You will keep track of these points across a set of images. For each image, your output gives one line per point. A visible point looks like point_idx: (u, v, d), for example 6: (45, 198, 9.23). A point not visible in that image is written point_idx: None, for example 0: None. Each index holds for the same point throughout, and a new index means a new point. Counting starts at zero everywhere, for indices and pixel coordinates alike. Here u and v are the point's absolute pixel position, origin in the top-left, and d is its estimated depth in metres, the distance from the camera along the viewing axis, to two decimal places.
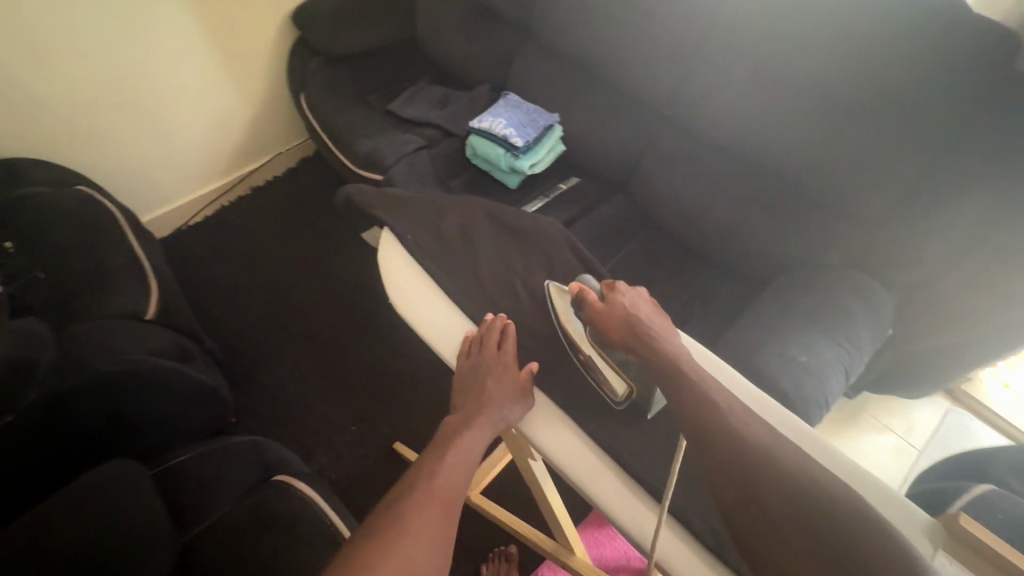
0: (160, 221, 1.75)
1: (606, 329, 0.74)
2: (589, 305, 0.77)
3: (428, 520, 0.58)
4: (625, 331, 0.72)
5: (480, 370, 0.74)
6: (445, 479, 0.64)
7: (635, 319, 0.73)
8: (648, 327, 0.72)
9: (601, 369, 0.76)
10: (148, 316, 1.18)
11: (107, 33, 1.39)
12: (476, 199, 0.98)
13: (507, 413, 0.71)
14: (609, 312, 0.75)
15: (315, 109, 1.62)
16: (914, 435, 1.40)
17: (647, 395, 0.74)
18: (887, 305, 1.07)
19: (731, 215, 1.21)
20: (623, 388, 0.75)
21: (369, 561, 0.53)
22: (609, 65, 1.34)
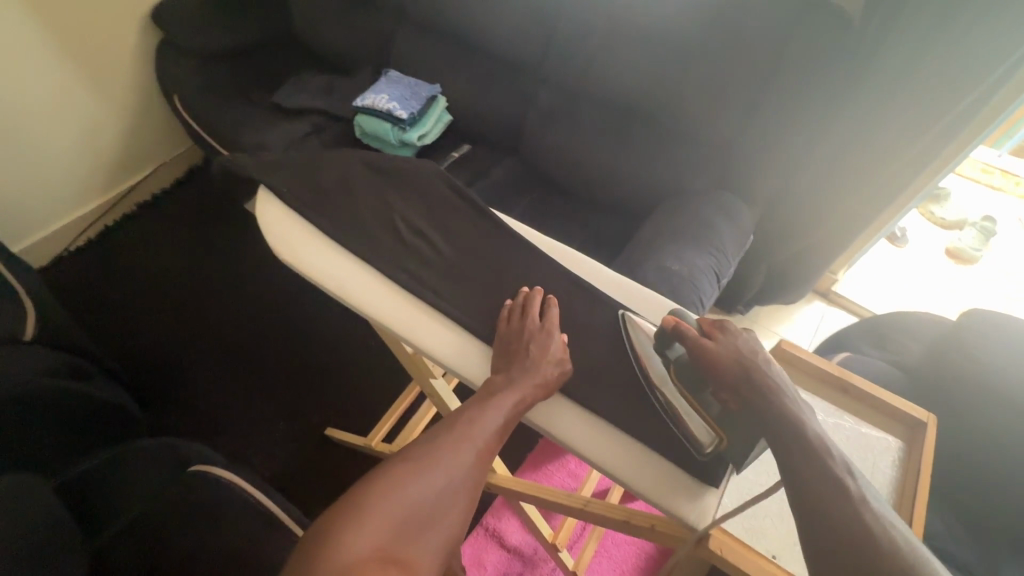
0: (36, 249, 1.61)
1: (713, 371, 0.62)
2: (692, 343, 0.65)
3: (458, 464, 0.63)
4: (737, 376, 0.60)
5: (523, 335, 0.75)
6: (480, 428, 0.66)
7: (750, 363, 0.60)
8: (772, 373, 0.59)
9: (686, 415, 0.68)
10: (27, 336, 1.10)
11: None
12: (351, 153, 0.99)
13: (549, 375, 0.72)
14: (720, 352, 0.63)
15: (193, 109, 1.56)
16: (795, 334, 1.59)
17: (746, 448, 0.61)
18: (746, 216, 1.21)
19: (611, 158, 1.31)
20: (711, 439, 0.66)
21: (400, 477, 0.60)
22: (479, 32, 1.40)
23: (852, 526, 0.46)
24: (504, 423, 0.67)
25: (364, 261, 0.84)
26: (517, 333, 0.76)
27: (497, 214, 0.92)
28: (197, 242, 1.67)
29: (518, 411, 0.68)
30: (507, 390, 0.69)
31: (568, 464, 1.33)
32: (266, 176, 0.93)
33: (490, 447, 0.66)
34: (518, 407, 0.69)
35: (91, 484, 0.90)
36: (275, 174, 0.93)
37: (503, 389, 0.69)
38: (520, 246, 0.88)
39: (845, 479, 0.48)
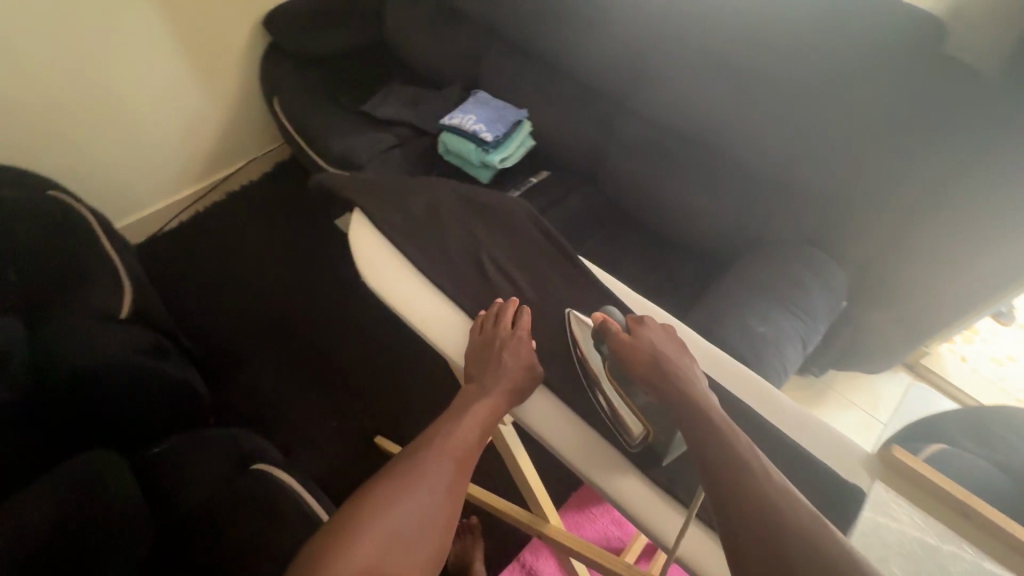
0: (135, 227, 1.74)
1: (633, 365, 0.71)
2: (612, 338, 0.74)
3: (441, 475, 0.66)
4: (651, 365, 0.70)
5: (493, 342, 0.78)
6: (460, 439, 0.70)
7: (660, 356, 0.71)
8: (678, 366, 0.69)
9: (619, 408, 0.74)
10: (122, 315, 1.20)
11: (75, 35, 1.38)
12: (445, 182, 1.00)
13: (520, 381, 0.76)
14: (636, 346, 0.72)
15: (288, 111, 1.64)
16: (875, 407, 1.47)
17: (667, 440, 0.71)
18: (839, 278, 1.12)
19: (695, 201, 1.26)
20: (640, 430, 0.73)
21: (387, 495, 0.63)
22: (573, 61, 1.39)
23: (750, 505, 0.53)
24: (479, 430, 0.72)
25: (444, 295, 0.85)
26: (489, 340, 0.79)
27: (586, 262, 0.91)
28: (277, 238, 1.75)
29: (492, 419, 0.73)
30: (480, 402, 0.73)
31: (612, 510, 1.28)
32: (360, 196, 0.96)
33: (469, 458, 0.70)
34: (490, 415, 0.73)
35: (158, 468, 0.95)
36: (367, 195, 0.96)
37: (478, 400, 0.74)
38: (604, 297, 0.87)
39: (764, 481, 0.54)
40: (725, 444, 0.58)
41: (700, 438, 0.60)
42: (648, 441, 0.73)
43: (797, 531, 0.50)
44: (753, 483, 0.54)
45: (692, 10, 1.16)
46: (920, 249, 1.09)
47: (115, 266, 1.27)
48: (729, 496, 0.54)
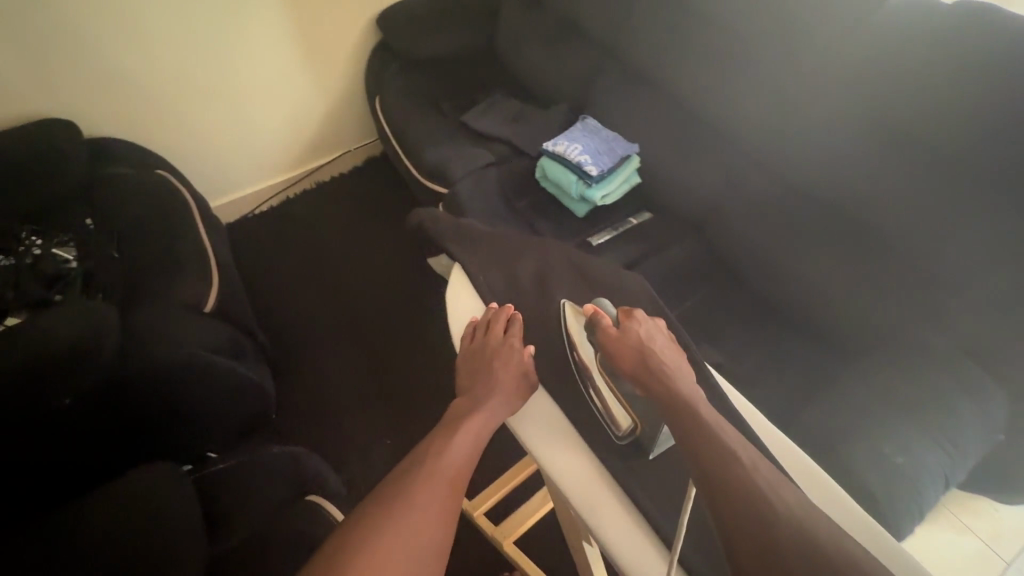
0: (228, 207, 1.78)
1: (617, 357, 0.78)
2: (602, 328, 0.82)
3: (437, 491, 0.71)
4: (635, 358, 0.77)
5: (485, 351, 0.88)
6: (452, 457, 0.76)
7: (645, 349, 0.77)
8: (660, 360, 0.76)
9: (610, 402, 0.80)
10: (206, 308, 1.20)
11: (196, 21, 1.44)
12: (550, 244, 1.04)
13: (512, 391, 0.83)
14: (623, 337, 0.79)
15: (388, 113, 1.61)
16: (1000, 542, 1.24)
17: (654, 433, 0.76)
18: (999, 405, 0.92)
19: (821, 277, 1.10)
20: (629, 424, 0.78)
21: (388, 511, 0.67)
22: (698, 100, 1.26)
23: (734, 485, 0.58)
24: (470, 448, 0.79)
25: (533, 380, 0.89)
26: (480, 347, 0.88)
27: (713, 371, 0.85)
28: (360, 240, 1.74)
29: (483, 434, 0.81)
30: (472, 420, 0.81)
31: None
32: (455, 244, 1.04)
33: (461, 475, 0.75)
34: (480, 432, 0.81)
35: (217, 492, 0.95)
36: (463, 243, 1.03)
37: (472, 415, 0.82)
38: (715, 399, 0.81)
39: (753, 475, 0.58)
40: (706, 428, 0.64)
41: (682, 423, 0.66)
42: (637, 434, 0.78)
43: (775, 505, 0.56)
44: (737, 466, 0.59)
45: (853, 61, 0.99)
46: None
47: (206, 254, 1.28)
48: (709, 473, 0.60)
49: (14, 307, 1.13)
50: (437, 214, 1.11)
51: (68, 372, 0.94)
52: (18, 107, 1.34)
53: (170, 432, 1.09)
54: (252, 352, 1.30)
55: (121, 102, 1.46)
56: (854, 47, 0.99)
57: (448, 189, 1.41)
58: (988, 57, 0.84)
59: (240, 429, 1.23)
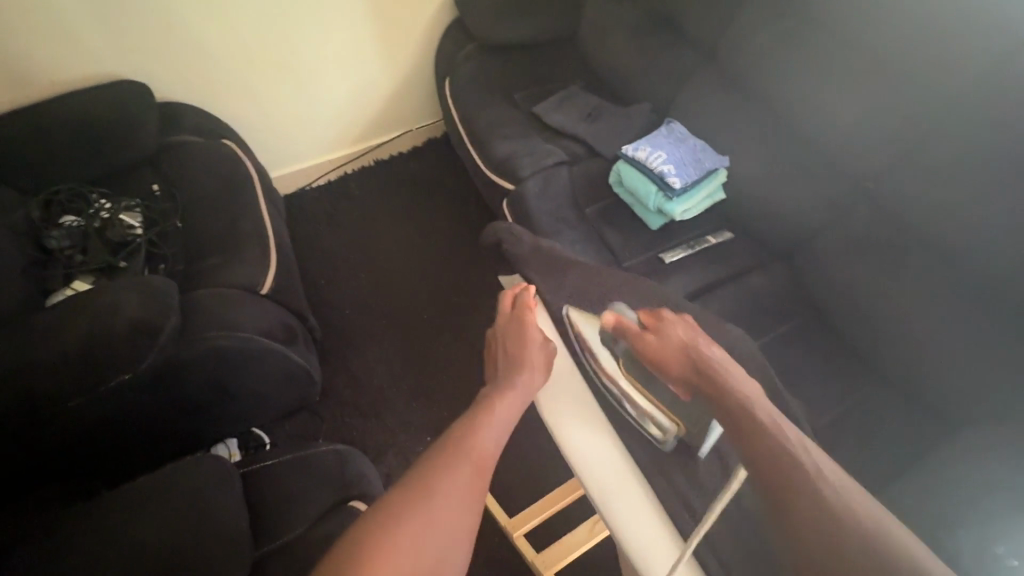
0: (288, 179, 1.76)
1: (660, 365, 0.68)
2: (634, 337, 0.71)
3: (470, 476, 0.64)
4: (684, 368, 0.66)
5: (503, 330, 0.86)
6: (484, 443, 0.69)
7: (690, 351, 0.67)
8: (714, 362, 0.64)
9: (651, 411, 0.75)
10: (263, 291, 1.18)
11: None
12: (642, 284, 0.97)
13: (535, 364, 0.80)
14: (661, 343, 0.69)
15: (457, 98, 1.54)
16: None
17: (701, 431, 0.74)
18: None
19: (928, 330, 0.98)
20: (672, 428, 0.74)
21: (415, 496, 0.60)
22: (804, 115, 1.13)
23: (794, 492, 0.52)
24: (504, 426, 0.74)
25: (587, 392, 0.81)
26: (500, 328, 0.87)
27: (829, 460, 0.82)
28: (416, 225, 1.70)
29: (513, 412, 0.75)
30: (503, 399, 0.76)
31: None
32: (533, 264, 0.99)
33: (489, 461, 0.68)
34: (512, 410, 0.76)
35: (264, 491, 0.95)
36: (538, 268, 0.97)
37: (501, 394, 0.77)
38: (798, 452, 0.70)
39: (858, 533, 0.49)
40: (756, 427, 0.57)
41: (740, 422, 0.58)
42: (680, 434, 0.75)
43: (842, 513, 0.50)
44: (835, 520, 0.50)
45: (1006, 91, 0.86)
46: None
47: (266, 235, 1.26)
48: (791, 515, 0.52)
49: (85, 271, 1.17)
50: (518, 231, 1.04)
51: (130, 351, 0.94)
52: (93, 67, 1.33)
53: (220, 408, 1.11)
54: (303, 337, 1.30)
55: (190, 67, 1.43)
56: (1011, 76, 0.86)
57: (515, 186, 1.34)
58: None
59: (288, 407, 1.26)
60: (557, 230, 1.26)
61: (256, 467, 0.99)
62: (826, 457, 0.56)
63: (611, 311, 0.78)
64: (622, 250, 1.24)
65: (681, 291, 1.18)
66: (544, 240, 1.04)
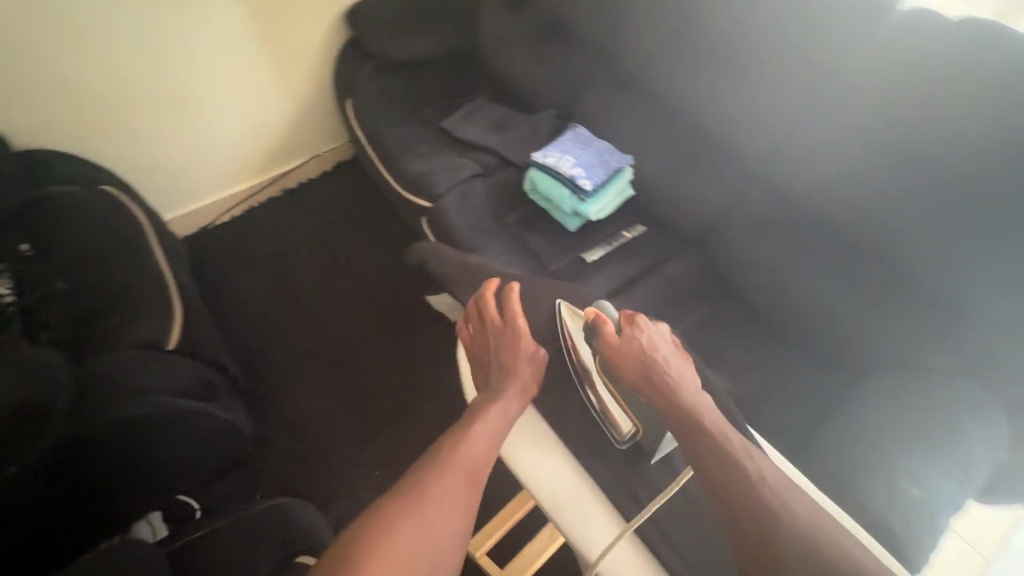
0: (185, 220, 1.63)
1: (617, 364, 0.80)
2: (608, 339, 0.82)
3: (465, 480, 0.72)
4: (639, 375, 0.79)
5: (490, 340, 0.87)
6: (475, 448, 0.75)
7: (647, 359, 0.79)
8: (665, 373, 0.79)
9: (612, 408, 0.83)
10: (170, 346, 1.09)
11: (147, 19, 1.28)
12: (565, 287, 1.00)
13: (528, 379, 0.83)
14: (626, 348, 0.81)
15: (362, 120, 1.50)
16: (982, 543, 1.29)
17: (657, 437, 0.81)
18: (1003, 427, 0.95)
19: (824, 296, 1.08)
20: (630, 428, 0.82)
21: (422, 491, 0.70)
22: (695, 110, 1.21)
23: (743, 503, 0.67)
24: (489, 447, 0.76)
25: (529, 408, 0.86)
26: (488, 337, 0.88)
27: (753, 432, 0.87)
28: (337, 254, 1.64)
29: (501, 431, 0.78)
30: (489, 417, 0.78)
31: None
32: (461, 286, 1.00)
33: (482, 468, 0.75)
34: (499, 426, 0.78)
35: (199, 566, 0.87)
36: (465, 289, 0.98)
37: (488, 410, 0.79)
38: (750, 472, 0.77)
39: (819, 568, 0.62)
40: (741, 483, 0.68)
41: (709, 450, 0.71)
42: (637, 436, 0.83)
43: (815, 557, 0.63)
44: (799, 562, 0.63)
45: (859, 78, 0.97)
46: None
47: (168, 286, 1.16)
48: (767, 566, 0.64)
49: None
50: (441, 251, 1.06)
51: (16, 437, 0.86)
52: None
53: (136, 483, 1.01)
54: (224, 389, 1.21)
55: (53, 108, 1.27)
56: (859, 65, 0.97)
57: (433, 204, 1.33)
58: (1000, 84, 0.82)
59: (216, 469, 1.18)
60: (481, 243, 1.26)
61: (184, 539, 0.92)
62: (776, 484, 0.69)
63: (593, 309, 0.88)
64: (546, 255, 1.27)
65: (606, 288, 1.22)
66: (469, 255, 1.06)
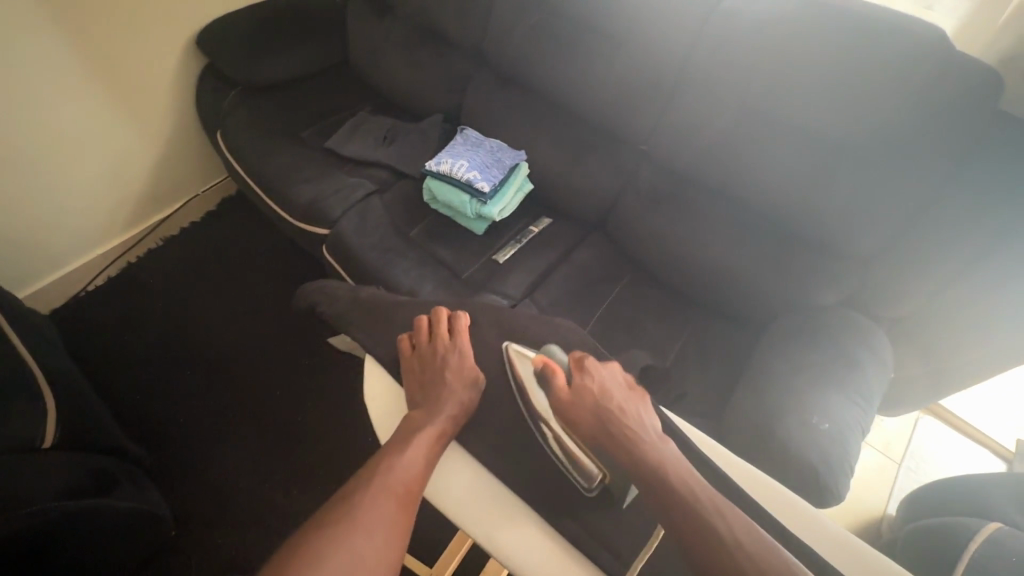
0: (46, 293, 1.43)
1: (574, 417, 0.70)
2: (560, 386, 0.73)
3: (388, 510, 0.62)
4: (594, 427, 0.68)
5: (434, 356, 0.80)
6: (405, 471, 0.66)
7: (602, 412, 0.69)
8: (624, 426, 0.68)
9: (575, 454, 0.72)
10: (46, 443, 0.95)
11: None
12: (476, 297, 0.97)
13: (466, 402, 0.77)
14: (578, 399, 0.71)
15: (236, 151, 1.39)
16: (889, 448, 1.44)
17: (622, 489, 0.68)
18: (886, 347, 1.05)
19: (720, 258, 1.15)
20: (596, 476, 0.70)
21: (341, 523, 0.60)
22: (574, 98, 1.23)
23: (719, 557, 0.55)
24: (423, 464, 0.68)
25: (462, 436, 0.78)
26: (431, 353, 0.81)
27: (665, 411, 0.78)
28: (236, 298, 1.52)
29: (437, 448, 0.70)
30: (421, 434, 0.70)
31: None
32: (354, 318, 0.95)
33: (415, 488, 0.65)
34: (433, 446, 0.70)
35: None
36: (362, 320, 0.93)
37: (421, 427, 0.71)
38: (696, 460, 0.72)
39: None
40: (711, 534, 0.57)
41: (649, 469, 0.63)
42: (605, 483, 0.71)
43: None
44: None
45: (714, 49, 1.02)
46: (954, 322, 1.01)
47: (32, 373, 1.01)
48: None
49: None
50: (332, 288, 1.03)
51: None
52: None
53: None
54: (123, 477, 1.10)
55: None
56: (713, 35, 1.01)
57: (330, 230, 1.26)
58: (832, 40, 0.90)
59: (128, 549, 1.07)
60: (387, 263, 1.21)
61: None
62: (744, 517, 0.59)
63: (541, 354, 0.79)
64: (456, 263, 1.24)
65: (522, 285, 1.22)
66: (362, 288, 1.02)
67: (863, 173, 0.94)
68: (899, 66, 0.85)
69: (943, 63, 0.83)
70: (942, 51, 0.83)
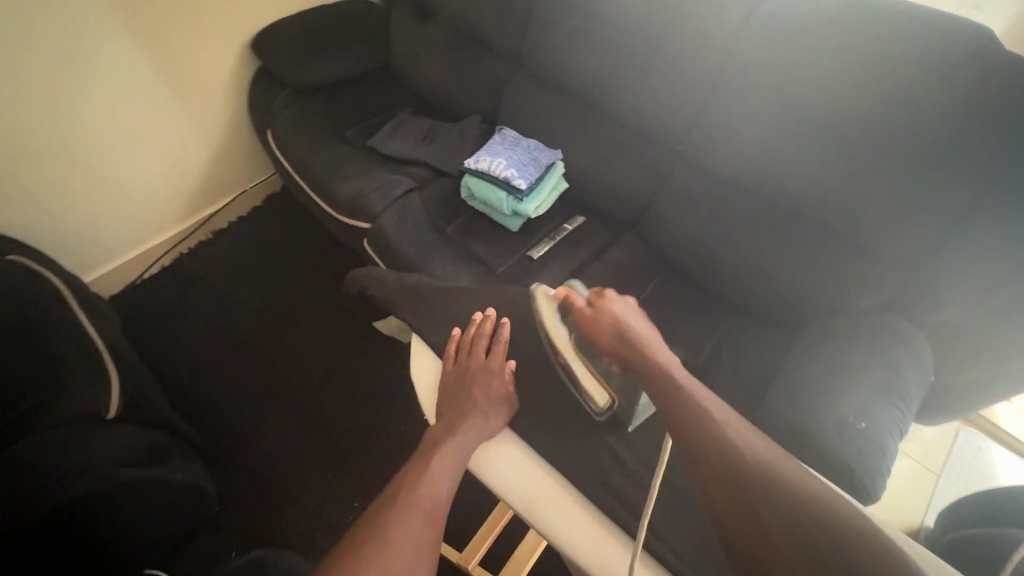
0: (106, 280, 1.52)
1: (595, 338, 0.83)
2: (578, 314, 0.85)
3: (418, 524, 0.64)
4: (613, 338, 0.81)
5: (466, 373, 0.82)
6: (432, 488, 0.68)
7: (621, 327, 0.81)
8: (636, 335, 0.80)
9: (587, 383, 0.82)
10: (110, 414, 1.02)
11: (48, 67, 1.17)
12: (511, 288, 0.98)
13: (493, 417, 0.78)
14: (597, 318, 0.83)
15: (285, 149, 1.46)
16: (930, 458, 1.40)
17: (631, 401, 0.82)
18: (926, 350, 1.04)
19: (755, 258, 1.15)
20: (605, 399, 0.82)
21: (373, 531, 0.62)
22: (611, 100, 1.26)
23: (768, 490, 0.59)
24: (449, 483, 0.69)
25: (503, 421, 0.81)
26: (463, 369, 0.83)
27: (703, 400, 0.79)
28: (278, 291, 1.59)
29: (461, 464, 0.72)
30: (449, 446, 0.72)
31: None
32: (403, 305, 0.98)
33: (442, 505, 0.67)
34: (459, 462, 0.71)
35: None
36: (407, 308, 0.97)
37: (444, 443, 0.73)
38: None
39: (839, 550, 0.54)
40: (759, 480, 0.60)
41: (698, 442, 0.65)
42: (612, 406, 0.83)
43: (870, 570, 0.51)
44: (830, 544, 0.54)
45: (752, 50, 1.03)
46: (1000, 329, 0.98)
47: (96, 347, 1.09)
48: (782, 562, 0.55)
49: None
50: (380, 275, 1.07)
51: None
52: None
53: None
54: (177, 452, 1.16)
55: None
56: (752, 38, 1.02)
57: (371, 224, 1.31)
58: (875, 41, 0.90)
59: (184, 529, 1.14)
60: (425, 257, 1.25)
61: None
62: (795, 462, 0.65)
63: (562, 288, 0.89)
64: (492, 258, 1.28)
65: (556, 281, 1.25)
66: (409, 275, 1.06)
67: (904, 176, 0.94)
68: (942, 67, 0.85)
69: (989, 65, 0.82)
70: (989, 51, 0.83)
